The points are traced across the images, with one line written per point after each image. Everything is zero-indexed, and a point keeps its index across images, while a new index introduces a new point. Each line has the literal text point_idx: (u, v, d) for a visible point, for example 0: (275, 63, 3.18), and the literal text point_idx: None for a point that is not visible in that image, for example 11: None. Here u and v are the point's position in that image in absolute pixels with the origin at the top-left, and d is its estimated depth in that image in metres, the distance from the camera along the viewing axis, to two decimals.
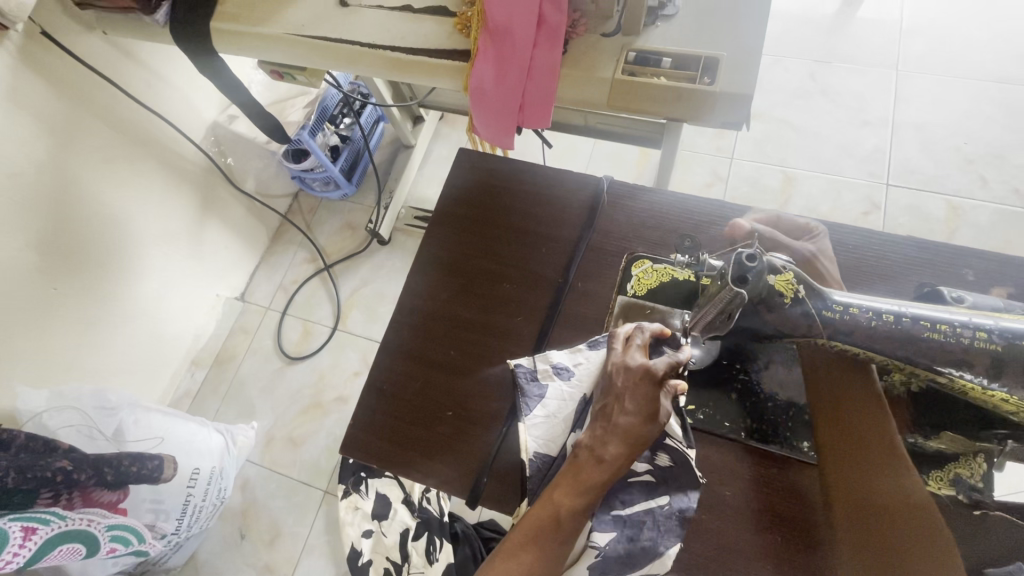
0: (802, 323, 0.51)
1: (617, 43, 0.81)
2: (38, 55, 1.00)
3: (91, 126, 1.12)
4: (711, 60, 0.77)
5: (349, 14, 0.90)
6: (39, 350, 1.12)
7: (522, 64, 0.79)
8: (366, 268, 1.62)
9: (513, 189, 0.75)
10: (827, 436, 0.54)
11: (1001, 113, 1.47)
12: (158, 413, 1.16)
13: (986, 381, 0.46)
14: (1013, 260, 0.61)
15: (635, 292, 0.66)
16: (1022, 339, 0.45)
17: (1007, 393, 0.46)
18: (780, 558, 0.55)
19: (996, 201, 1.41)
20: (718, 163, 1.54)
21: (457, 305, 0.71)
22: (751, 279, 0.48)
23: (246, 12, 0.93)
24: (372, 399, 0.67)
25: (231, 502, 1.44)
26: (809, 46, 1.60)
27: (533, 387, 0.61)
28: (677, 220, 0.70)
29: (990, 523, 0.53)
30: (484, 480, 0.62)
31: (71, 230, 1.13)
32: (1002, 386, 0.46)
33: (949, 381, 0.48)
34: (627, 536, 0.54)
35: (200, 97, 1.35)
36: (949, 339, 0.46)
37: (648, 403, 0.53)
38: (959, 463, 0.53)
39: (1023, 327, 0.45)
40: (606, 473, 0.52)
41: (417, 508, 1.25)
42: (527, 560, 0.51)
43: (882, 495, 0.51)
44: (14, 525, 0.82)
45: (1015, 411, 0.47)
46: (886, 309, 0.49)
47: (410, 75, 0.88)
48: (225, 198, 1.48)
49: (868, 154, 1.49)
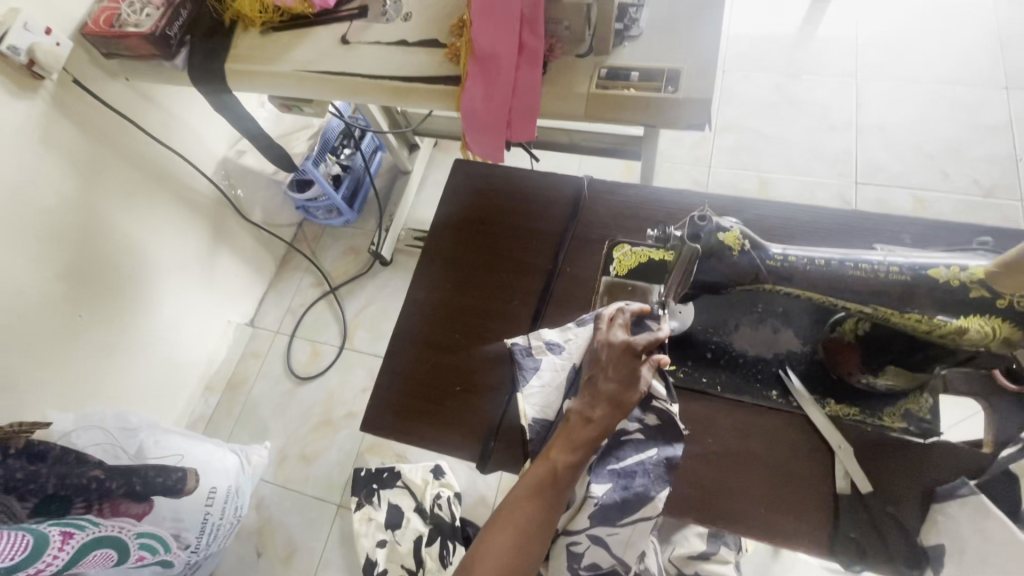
0: (750, 271, 0.61)
1: (589, 63, 0.92)
2: (68, 101, 1.10)
3: (115, 163, 1.22)
4: (673, 71, 0.88)
5: (350, 51, 1.01)
6: (64, 375, 1.19)
7: (507, 84, 0.90)
8: (370, 289, 1.69)
9: (504, 191, 0.85)
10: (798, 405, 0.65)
11: (956, 112, 1.58)
12: (177, 434, 1.19)
13: (901, 307, 0.57)
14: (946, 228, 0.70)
15: (617, 273, 0.74)
16: (925, 268, 0.55)
17: (919, 313, 0.56)
18: (755, 495, 0.62)
19: (958, 192, 1.50)
20: (697, 172, 1.65)
21: (458, 294, 0.79)
22: (702, 236, 0.61)
23: (258, 53, 1.04)
24: (387, 384, 0.75)
25: (248, 520, 1.48)
26: (775, 62, 1.73)
27: (529, 361, 0.69)
28: (651, 210, 0.80)
29: (943, 452, 0.61)
30: (491, 443, 0.69)
31: (94, 260, 1.21)
32: (914, 309, 0.56)
33: (873, 312, 0.59)
34: (622, 485, 0.61)
35: (212, 135, 1.46)
36: (867, 274, 0.57)
37: (629, 373, 0.60)
38: (910, 400, 0.64)
39: (925, 259, 0.55)
40: (594, 432, 0.59)
41: (430, 515, 1.29)
42: (531, 509, 0.57)
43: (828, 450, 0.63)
44: (53, 530, 0.88)
45: (930, 330, 0.56)
46: (822, 257, 0.60)
47: (405, 100, 0.98)
48: (235, 228, 1.56)
49: (837, 157, 1.59)
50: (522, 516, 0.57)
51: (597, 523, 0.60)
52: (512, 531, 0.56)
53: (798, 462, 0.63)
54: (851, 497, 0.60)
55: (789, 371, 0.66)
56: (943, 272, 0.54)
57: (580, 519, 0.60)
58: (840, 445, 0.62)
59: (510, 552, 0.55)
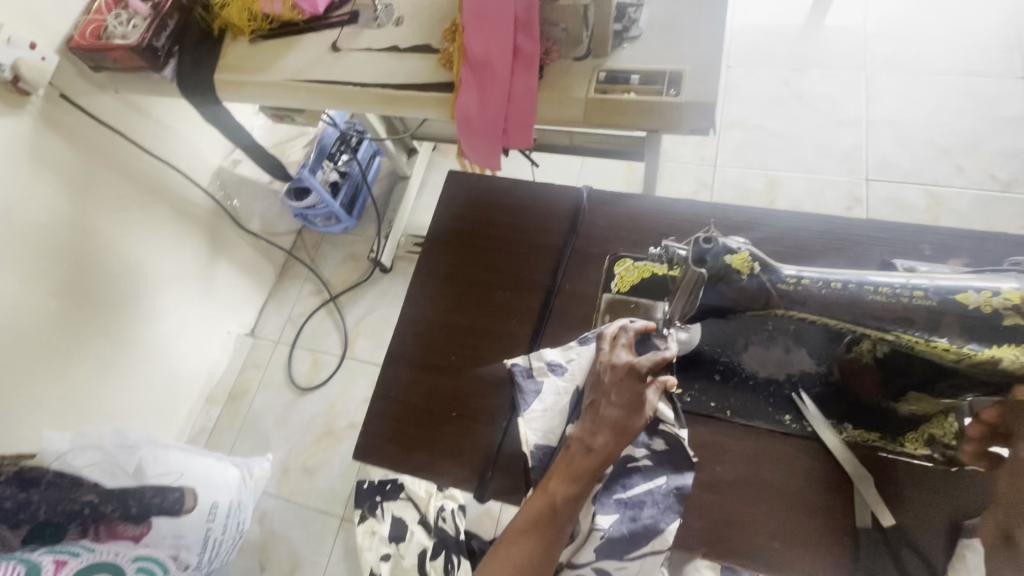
0: (760, 295, 0.59)
1: (587, 65, 0.88)
2: (57, 117, 1.08)
3: (108, 177, 1.20)
4: (675, 74, 0.84)
5: (342, 57, 0.98)
6: (60, 393, 1.17)
7: (502, 90, 0.86)
8: (370, 296, 1.67)
9: (500, 204, 0.82)
10: (813, 429, 0.62)
11: (969, 103, 1.53)
12: (178, 450, 1.16)
13: (927, 334, 0.54)
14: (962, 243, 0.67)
15: (619, 289, 0.71)
16: (953, 294, 0.53)
17: (947, 342, 0.53)
18: (768, 528, 0.59)
19: (974, 187, 1.45)
20: (703, 172, 1.60)
21: (454, 313, 0.76)
22: (708, 259, 0.58)
23: (247, 62, 1.01)
24: (383, 407, 0.72)
25: (251, 535, 1.45)
26: (780, 56, 1.67)
27: (530, 383, 0.66)
28: (655, 222, 0.77)
29: (970, 481, 0.58)
30: (490, 474, 0.66)
31: (90, 275, 1.19)
32: (942, 337, 0.54)
33: (900, 340, 0.56)
34: (630, 517, 0.57)
35: (207, 146, 1.45)
36: (890, 299, 0.55)
37: (634, 399, 0.57)
38: (934, 424, 0.60)
39: (952, 283, 0.54)
40: (595, 462, 0.55)
41: (434, 528, 1.25)
42: (529, 545, 0.53)
43: (842, 477, 0.61)
44: (45, 558, 0.85)
45: (957, 361, 0.54)
46: (836, 277, 0.58)
47: (398, 108, 0.95)
48: (233, 238, 1.54)
49: (846, 152, 1.55)
50: (519, 554, 0.53)
51: (603, 556, 0.57)
52: (508, 569, 0.53)
53: (810, 490, 0.60)
54: (871, 530, 0.58)
55: (803, 394, 0.64)
56: (974, 297, 0.52)
57: (584, 553, 0.57)
58: (858, 472, 0.60)
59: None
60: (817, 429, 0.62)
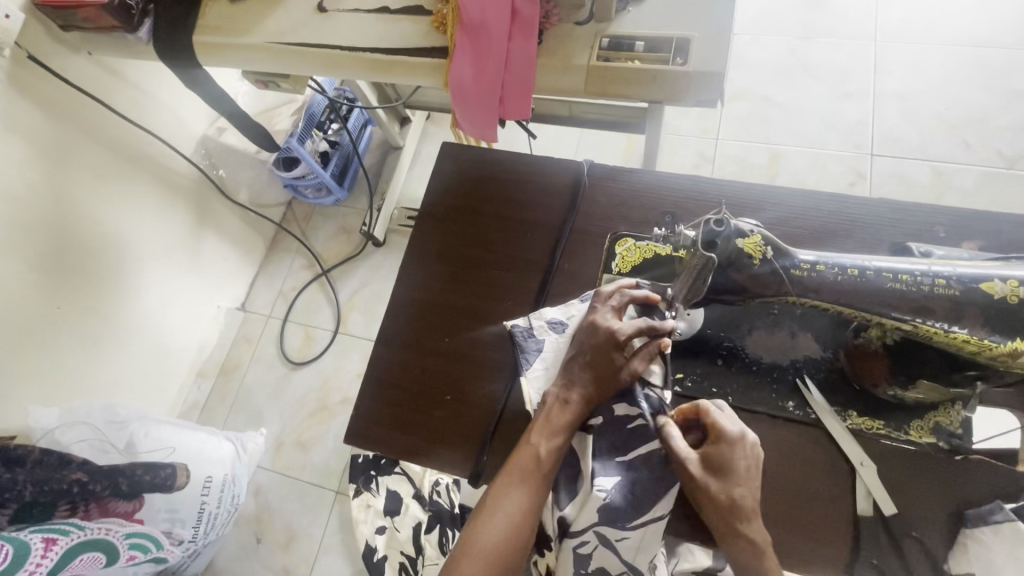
0: (773, 282, 0.56)
1: (589, 31, 0.83)
2: (27, 80, 1.02)
3: (83, 144, 1.14)
4: (682, 41, 0.80)
5: (328, 19, 0.92)
6: (43, 369, 1.14)
7: (499, 55, 0.81)
8: (363, 271, 1.63)
9: (495, 177, 0.79)
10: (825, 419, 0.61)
11: (980, 75, 1.48)
12: (169, 425, 1.13)
13: (947, 325, 0.52)
14: (971, 230, 0.66)
15: (620, 270, 0.69)
16: (976, 283, 0.51)
17: (966, 333, 0.52)
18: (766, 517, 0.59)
19: (981, 163, 1.42)
20: (704, 145, 1.55)
21: (449, 292, 0.74)
22: (719, 243, 0.55)
23: (227, 23, 0.95)
24: (374, 390, 0.70)
25: (246, 508, 1.45)
26: (788, 23, 1.61)
27: (531, 342, 0.65)
28: (658, 199, 0.74)
29: (974, 465, 0.59)
30: (483, 459, 0.65)
31: (71, 246, 1.15)
32: (962, 328, 0.52)
33: (914, 329, 0.54)
34: (631, 479, 0.58)
35: (189, 112, 1.38)
36: (909, 288, 0.53)
37: (608, 359, 0.60)
38: (940, 412, 0.60)
39: (975, 271, 0.52)
40: (572, 415, 0.59)
41: (428, 502, 1.25)
42: (518, 497, 0.56)
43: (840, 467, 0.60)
44: (34, 537, 0.85)
45: (977, 351, 0.52)
46: (850, 264, 0.55)
47: (390, 75, 0.90)
48: (220, 210, 1.49)
49: (852, 126, 1.50)
50: (507, 506, 0.56)
51: (604, 520, 0.57)
52: (500, 521, 0.56)
53: (812, 479, 0.60)
54: (872, 518, 0.58)
55: (806, 379, 0.63)
56: (998, 286, 0.51)
57: (586, 514, 0.58)
58: (861, 461, 0.59)
59: (500, 544, 0.55)
60: (826, 419, 0.61)
